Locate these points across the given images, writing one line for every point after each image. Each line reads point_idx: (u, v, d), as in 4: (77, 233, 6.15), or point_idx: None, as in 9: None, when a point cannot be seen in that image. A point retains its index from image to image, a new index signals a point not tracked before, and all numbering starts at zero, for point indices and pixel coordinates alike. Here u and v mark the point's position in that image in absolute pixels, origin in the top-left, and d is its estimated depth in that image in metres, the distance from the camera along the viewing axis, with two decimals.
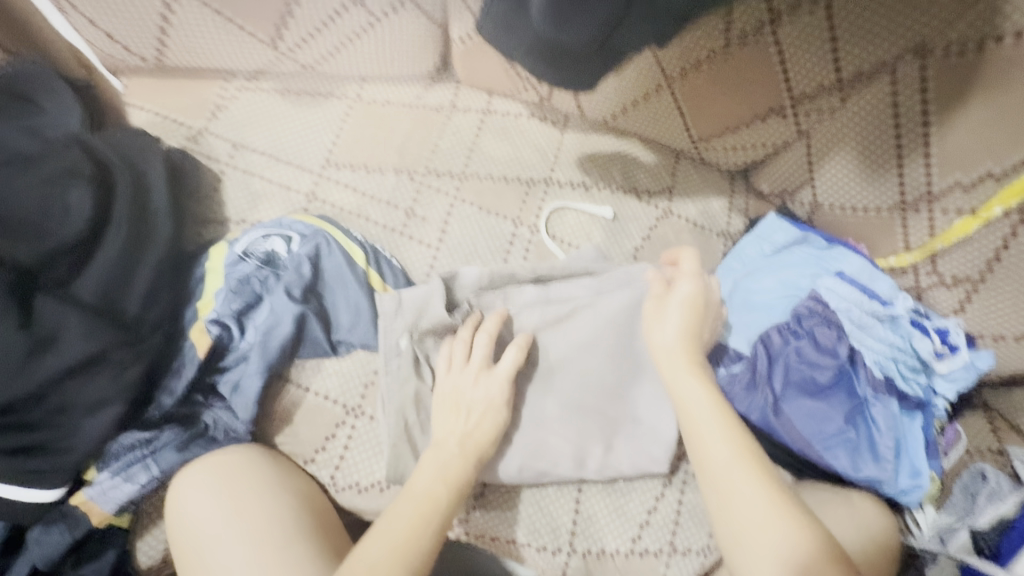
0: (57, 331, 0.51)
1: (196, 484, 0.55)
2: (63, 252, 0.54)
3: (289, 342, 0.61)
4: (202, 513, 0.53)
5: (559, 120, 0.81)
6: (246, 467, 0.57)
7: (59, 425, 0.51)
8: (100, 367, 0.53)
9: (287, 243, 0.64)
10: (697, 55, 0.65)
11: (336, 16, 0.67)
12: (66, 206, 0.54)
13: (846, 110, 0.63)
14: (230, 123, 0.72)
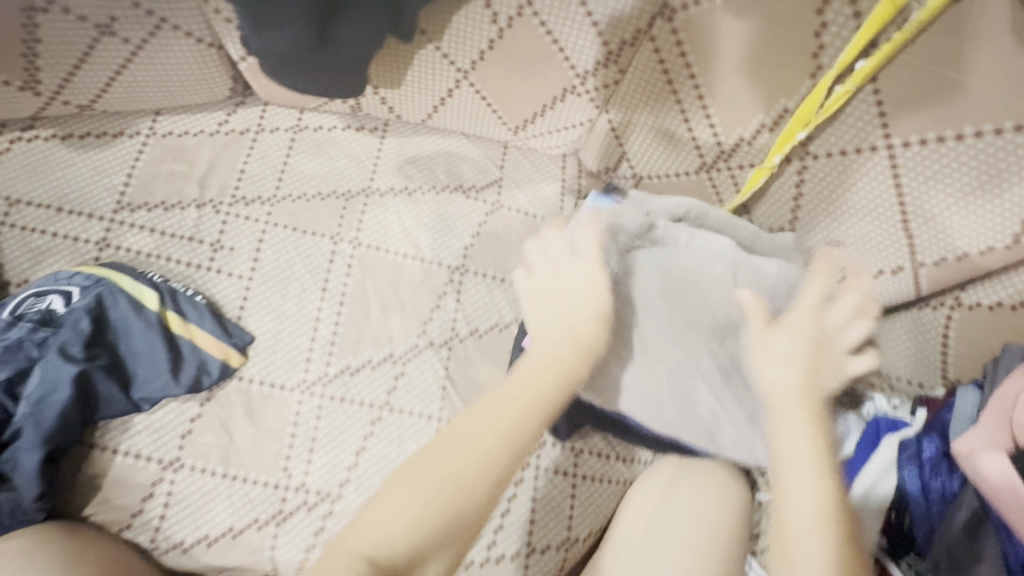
0: None
1: None
2: None
3: (77, 404, 0.57)
4: None
5: (379, 127, 0.78)
6: (31, 547, 0.52)
7: None
8: None
9: (63, 298, 0.60)
10: (477, 44, 0.64)
11: (91, 50, 0.62)
12: None
13: (626, 82, 0.63)
14: (6, 178, 0.67)
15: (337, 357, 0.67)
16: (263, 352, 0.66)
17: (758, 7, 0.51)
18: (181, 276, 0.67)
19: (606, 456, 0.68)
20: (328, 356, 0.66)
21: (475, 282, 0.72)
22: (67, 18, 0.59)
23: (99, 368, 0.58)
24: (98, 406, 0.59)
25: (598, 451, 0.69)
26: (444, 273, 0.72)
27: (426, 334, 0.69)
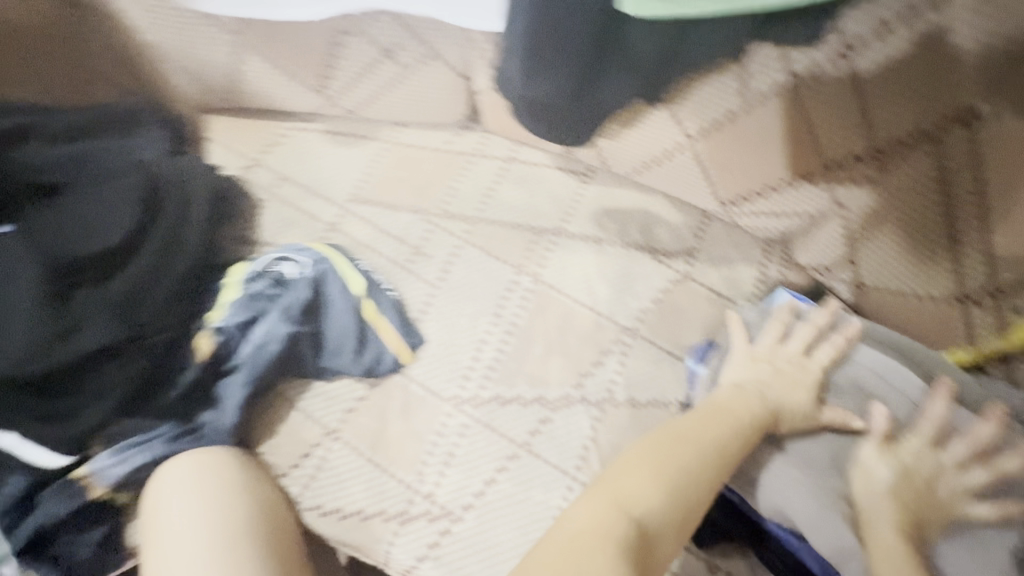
0: (80, 323, 0.61)
1: (177, 478, 0.60)
2: (100, 258, 0.66)
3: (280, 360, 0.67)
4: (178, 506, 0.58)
5: (583, 172, 0.79)
6: (225, 465, 0.62)
7: (72, 403, 0.61)
8: (113, 357, 0.62)
9: (294, 267, 0.70)
10: (715, 113, 0.62)
11: (373, 67, 0.73)
12: (118, 220, 0.67)
13: (884, 183, 0.56)
14: (282, 157, 0.82)
15: (492, 383, 0.68)
16: (430, 357, 0.70)
17: None
18: (382, 270, 0.74)
19: None
20: (484, 379, 0.68)
21: (642, 348, 0.69)
22: (363, 40, 0.70)
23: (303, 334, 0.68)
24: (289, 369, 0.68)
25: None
26: (612, 329, 0.70)
27: (581, 387, 0.67)
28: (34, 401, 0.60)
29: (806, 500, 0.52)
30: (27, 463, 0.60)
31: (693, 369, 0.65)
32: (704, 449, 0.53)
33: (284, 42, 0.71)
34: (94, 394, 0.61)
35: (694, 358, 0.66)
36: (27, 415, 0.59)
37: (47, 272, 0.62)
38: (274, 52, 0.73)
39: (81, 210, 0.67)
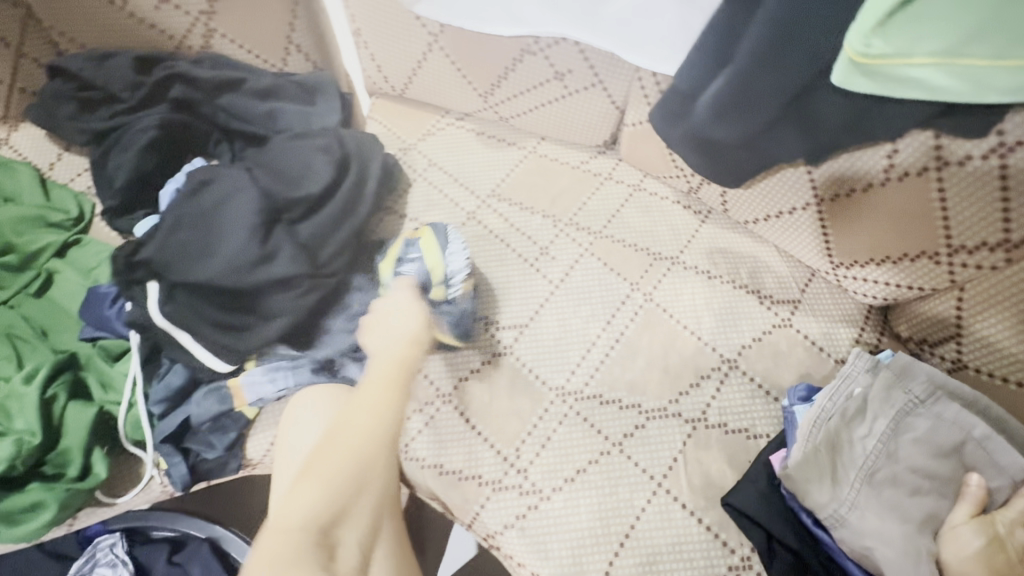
0: (275, 252, 0.71)
1: (310, 402, 0.68)
2: (299, 202, 0.75)
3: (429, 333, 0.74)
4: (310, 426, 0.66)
5: (702, 213, 0.86)
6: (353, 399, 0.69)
7: (253, 318, 0.71)
8: (292, 287, 0.71)
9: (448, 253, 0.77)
10: (853, 181, 0.68)
11: (540, 85, 0.82)
12: (316, 172, 0.76)
13: (1008, 273, 0.60)
14: (433, 146, 0.91)
15: (595, 382, 0.74)
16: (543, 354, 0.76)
17: None
18: (509, 262, 0.82)
19: None
20: (588, 377, 0.75)
21: (739, 380, 0.74)
22: (539, 61, 0.79)
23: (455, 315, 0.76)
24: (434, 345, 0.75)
25: None
26: (713, 357, 0.76)
27: (677, 404, 0.73)
28: (228, 310, 0.70)
29: (890, 545, 0.58)
30: (206, 363, 0.70)
31: (789, 409, 0.69)
32: (361, 442, 0.60)
33: (469, 50, 0.81)
34: (269, 316, 0.70)
35: (792, 399, 0.70)
36: (218, 321, 0.70)
37: (260, 205, 0.72)
38: (457, 56, 0.82)
39: (280, 158, 0.77)
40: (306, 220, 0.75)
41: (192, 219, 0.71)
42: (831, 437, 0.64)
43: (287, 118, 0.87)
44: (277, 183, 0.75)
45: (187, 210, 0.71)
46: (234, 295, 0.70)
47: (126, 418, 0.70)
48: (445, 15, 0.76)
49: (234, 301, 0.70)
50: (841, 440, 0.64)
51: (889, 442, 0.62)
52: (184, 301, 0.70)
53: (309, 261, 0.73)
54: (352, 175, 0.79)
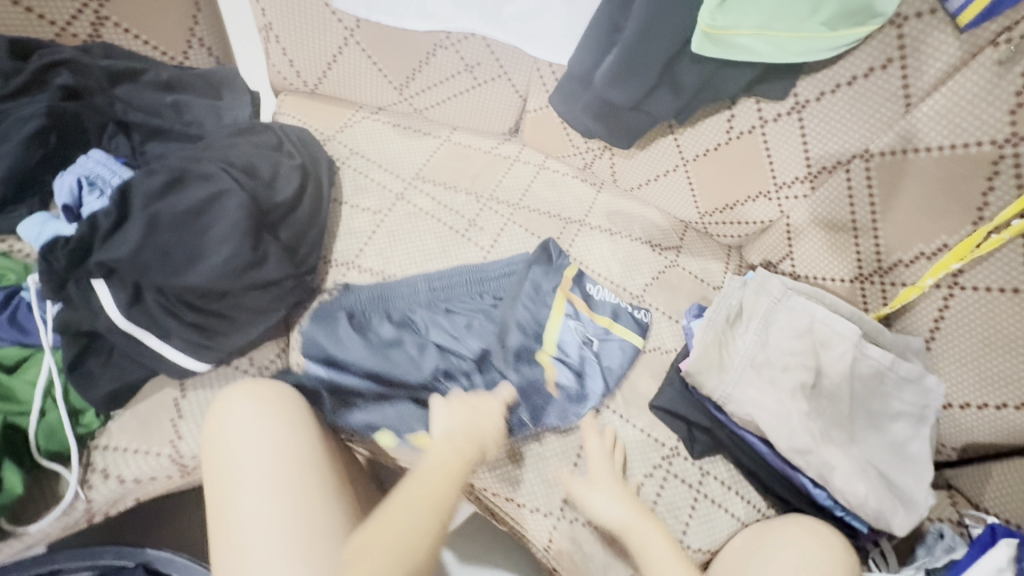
0: (265, 257, 0.69)
1: (242, 399, 0.67)
2: (281, 205, 0.73)
3: (439, 348, 0.77)
4: (240, 421, 0.65)
5: (597, 184, 1.02)
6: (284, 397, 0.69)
7: (225, 316, 0.69)
8: (274, 289, 0.71)
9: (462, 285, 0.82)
10: (707, 144, 0.88)
11: (452, 77, 0.93)
12: (281, 177, 0.74)
13: (815, 198, 0.83)
14: (352, 137, 0.96)
15: None
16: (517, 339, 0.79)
17: (946, 175, 0.70)
18: (444, 235, 0.88)
19: (727, 487, 0.77)
20: None
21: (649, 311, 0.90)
22: (450, 55, 0.89)
23: (467, 328, 0.79)
24: (453, 364, 0.76)
25: (721, 479, 0.77)
26: (626, 295, 0.90)
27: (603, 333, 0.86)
28: (199, 308, 0.67)
29: (774, 407, 0.74)
30: (172, 362, 0.67)
31: (688, 324, 0.86)
32: (425, 508, 0.54)
33: (384, 45, 0.88)
34: (249, 309, 0.70)
35: (689, 317, 0.87)
36: (185, 320, 0.66)
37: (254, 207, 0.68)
38: (373, 51, 0.89)
39: (219, 147, 0.73)
40: (286, 226, 0.74)
41: (173, 220, 0.64)
42: (721, 334, 0.80)
43: (196, 110, 0.85)
44: (255, 180, 0.71)
45: (169, 211, 0.64)
46: (211, 294, 0.66)
47: (36, 429, 0.62)
48: (364, 11, 0.83)
49: (204, 303, 0.67)
50: (727, 336, 0.81)
51: (761, 334, 0.79)
52: (152, 305, 0.64)
53: (292, 262, 0.73)
54: (315, 180, 0.79)
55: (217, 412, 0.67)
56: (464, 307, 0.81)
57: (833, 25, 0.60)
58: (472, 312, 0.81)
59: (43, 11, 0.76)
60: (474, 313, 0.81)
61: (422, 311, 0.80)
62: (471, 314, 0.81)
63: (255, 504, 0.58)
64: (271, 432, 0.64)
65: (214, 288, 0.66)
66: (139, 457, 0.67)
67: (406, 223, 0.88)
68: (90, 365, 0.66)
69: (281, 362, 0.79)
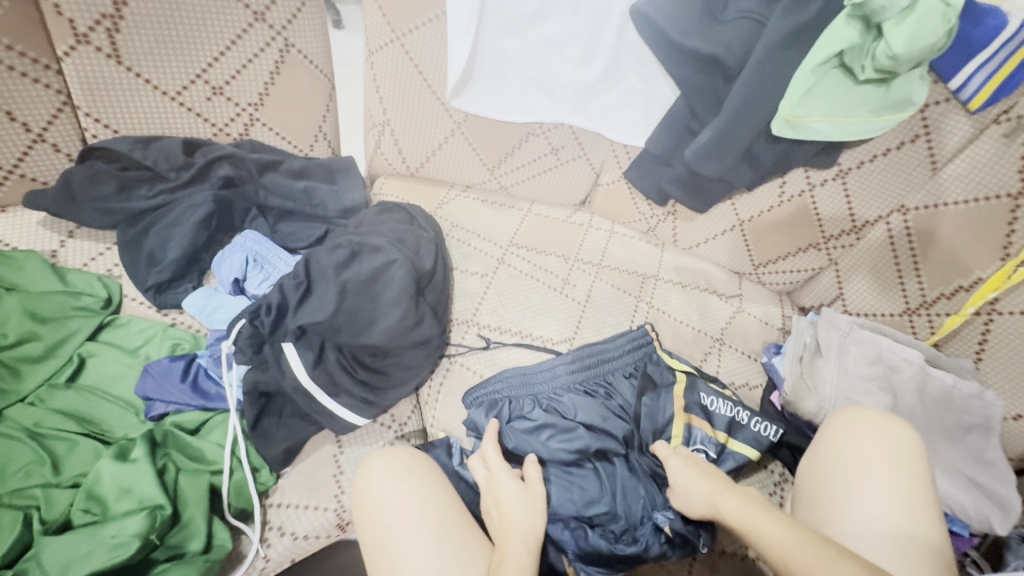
0: (421, 318, 0.78)
1: (387, 465, 0.71)
2: (425, 273, 0.83)
3: (589, 430, 0.81)
4: (388, 483, 0.70)
5: (660, 245, 1.16)
6: (422, 463, 0.73)
7: (387, 376, 0.76)
8: (426, 347, 0.79)
9: (596, 368, 0.88)
10: (761, 206, 1.04)
11: (537, 159, 1.08)
12: (422, 250, 0.84)
13: (860, 246, 0.99)
14: (449, 213, 1.08)
15: None
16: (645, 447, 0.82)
17: (975, 222, 0.86)
18: (568, 312, 0.98)
19: None
20: None
21: (729, 352, 1.01)
22: (540, 142, 1.05)
23: (609, 411, 0.84)
24: (604, 445, 0.80)
25: None
26: (707, 339, 1.01)
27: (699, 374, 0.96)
28: (363, 368, 0.74)
29: None
30: (341, 418, 0.73)
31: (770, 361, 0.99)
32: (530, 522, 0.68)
33: (483, 135, 1.03)
34: (405, 368, 0.77)
35: (769, 354, 1.01)
36: (354, 379, 0.73)
37: (411, 277, 0.77)
38: (472, 140, 1.04)
39: (368, 225, 0.83)
40: (429, 290, 0.83)
41: (351, 288, 0.72)
42: (804, 371, 0.94)
43: (324, 194, 0.96)
44: (407, 254, 0.81)
45: (350, 280, 0.72)
46: (377, 353, 0.75)
47: (227, 488, 0.66)
48: (477, 108, 0.97)
49: (370, 362, 0.74)
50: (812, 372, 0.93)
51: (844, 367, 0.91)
52: (332, 364, 0.71)
53: (436, 324, 0.82)
54: (442, 250, 0.90)
55: (366, 474, 0.71)
56: (601, 390, 0.87)
57: (879, 111, 0.78)
58: (610, 395, 0.86)
59: (206, 114, 0.86)
60: (613, 396, 0.86)
61: (566, 395, 0.84)
62: (611, 397, 0.86)
63: (420, 563, 0.62)
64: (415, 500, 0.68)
65: (383, 349, 0.74)
66: (311, 512, 0.70)
67: (534, 299, 0.98)
68: (267, 425, 0.71)
69: (415, 418, 0.85)
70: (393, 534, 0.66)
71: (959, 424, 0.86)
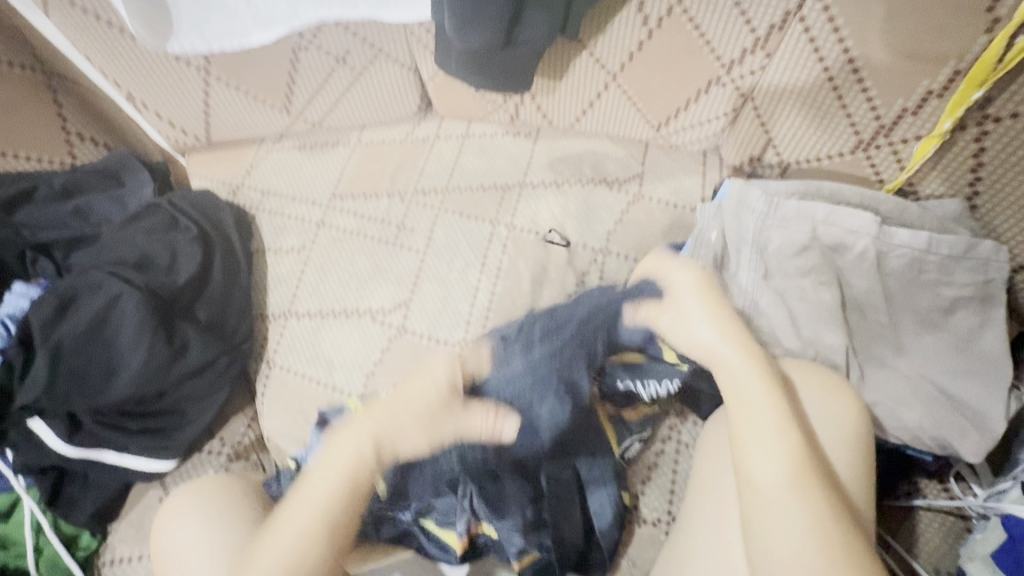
0: (186, 343, 0.68)
1: (178, 502, 0.64)
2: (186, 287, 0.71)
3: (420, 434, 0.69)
4: (175, 521, 0.62)
5: (532, 133, 0.88)
6: (220, 488, 0.65)
7: (177, 413, 0.69)
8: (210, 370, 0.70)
9: None
10: (628, 46, 0.73)
11: (329, 77, 0.83)
12: (182, 260, 0.73)
13: (774, 65, 0.66)
14: (260, 177, 0.89)
15: (493, 321, 0.76)
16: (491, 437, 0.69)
17: None
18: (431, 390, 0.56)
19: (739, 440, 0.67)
20: (485, 319, 0.76)
21: (617, 263, 0.78)
22: (319, 54, 0.80)
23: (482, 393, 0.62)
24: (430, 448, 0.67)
25: None
26: (587, 253, 0.79)
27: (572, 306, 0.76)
28: (142, 417, 0.68)
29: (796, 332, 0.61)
30: (138, 468, 0.67)
31: None
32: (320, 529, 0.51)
33: (246, 71, 0.81)
34: (195, 399, 0.70)
35: None
36: (136, 428, 0.67)
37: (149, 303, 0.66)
38: (239, 81, 0.82)
39: (112, 246, 0.72)
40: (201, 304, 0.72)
41: (76, 341, 0.63)
42: None
43: (100, 208, 0.83)
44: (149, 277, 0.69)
45: (66, 335, 0.63)
46: (149, 396, 0.67)
47: (38, 564, 0.66)
48: (204, 46, 0.74)
49: (149, 406, 0.68)
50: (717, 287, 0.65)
51: (760, 265, 0.64)
52: (94, 426, 0.66)
53: (220, 339, 0.72)
54: (220, 243, 0.76)
55: (161, 514, 0.64)
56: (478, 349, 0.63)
57: None
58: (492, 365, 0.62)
59: None
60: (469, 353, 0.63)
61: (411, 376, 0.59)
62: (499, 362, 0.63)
63: None
64: (200, 539, 0.60)
65: (151, 392, 0.66)
66: (141, 561, 0.67)
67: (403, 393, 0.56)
68: (71, 491, 0.67)
69: (253, 433, 0.77)
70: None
71: (928, 308, 0.59)
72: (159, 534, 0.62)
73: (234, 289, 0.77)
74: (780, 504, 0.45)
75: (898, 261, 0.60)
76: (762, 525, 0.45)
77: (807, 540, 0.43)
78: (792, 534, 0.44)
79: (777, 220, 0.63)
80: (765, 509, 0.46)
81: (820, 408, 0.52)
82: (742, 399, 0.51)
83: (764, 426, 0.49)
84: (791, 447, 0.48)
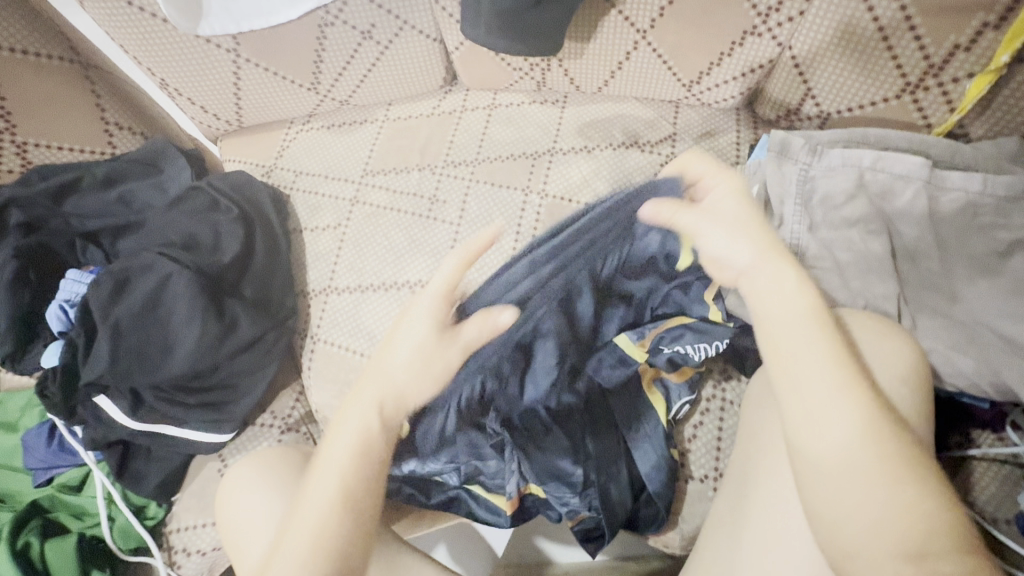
0: (234, 320, 0.70)
1: (240, 471, 0.67)
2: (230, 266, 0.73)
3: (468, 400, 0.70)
4: (240, 489, 0.65)
5: (560, 100, 0.88)
6: (280, 458, 0.68)
7: (229, 389, 0.71)
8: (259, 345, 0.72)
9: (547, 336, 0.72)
10: (658, 2, 0.71)
11: (355, 53, 0.83)
12: (224, 239, 0.74)
13: (813, 10, 0.64)
14: (291, 158, 0.90)
15: None
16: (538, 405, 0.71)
17: None
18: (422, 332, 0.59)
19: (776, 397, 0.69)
20: None
21: None
22: (345, 30, 0.80)
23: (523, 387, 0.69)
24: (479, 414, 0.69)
25: None
26: None
27: None
28: (198, 392, 0.70)
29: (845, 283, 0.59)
30: (196, 442, 0.70)
31: None
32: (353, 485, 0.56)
33: (274, 52, 0.81)
34: (246, 375, 0.72)
35: None
36: (192, 403, 0.69)
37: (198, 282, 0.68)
38: (267, 63, 0.83)
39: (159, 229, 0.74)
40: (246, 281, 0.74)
41: (134, 319, 0.66)
42: None
43: (140, 195, 0.85)
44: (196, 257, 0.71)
45: (124, 315, 0.66)
46: (203, 372, 0.69)
47: (112, 533, 0.70)
48: (234, 26, 0.75)
49: (204, 381, 0.70)
50: None
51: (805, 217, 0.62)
52: (154, 402, 0.68)
53: (266, 316, 0.74)
54: (260, 223, 0.78)
55: (226, 483, 0.68)
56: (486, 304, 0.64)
57: None
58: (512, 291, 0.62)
59: None
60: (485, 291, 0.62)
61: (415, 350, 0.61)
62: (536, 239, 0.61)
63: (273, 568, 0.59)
64: (264, 506, 0.63)
65: (206, 367, 0.69)
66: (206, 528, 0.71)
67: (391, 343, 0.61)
68: (137, 465, 0.71)
69: (301, 406, 0.78)
70: (247, 540, 0.62)
71: (985, 253, 0.57)
72: (226, 501, 0.66)
73: (275, 267, 0.78)
74: (844, 466, 0.43)
75: (950, 204, 0.58)
76: (821, 490, 0.44)
77: (887, 496, 0.42)
78: (867, 494, 0.42)
79: (822, 169, 0.62)
80: (840, 468, 0.44)
81: (879, 350, 0.52)
82: (795, 360, 0.47)
83: (817, 388, 0.45)
84: (854, 401, 0.44)
